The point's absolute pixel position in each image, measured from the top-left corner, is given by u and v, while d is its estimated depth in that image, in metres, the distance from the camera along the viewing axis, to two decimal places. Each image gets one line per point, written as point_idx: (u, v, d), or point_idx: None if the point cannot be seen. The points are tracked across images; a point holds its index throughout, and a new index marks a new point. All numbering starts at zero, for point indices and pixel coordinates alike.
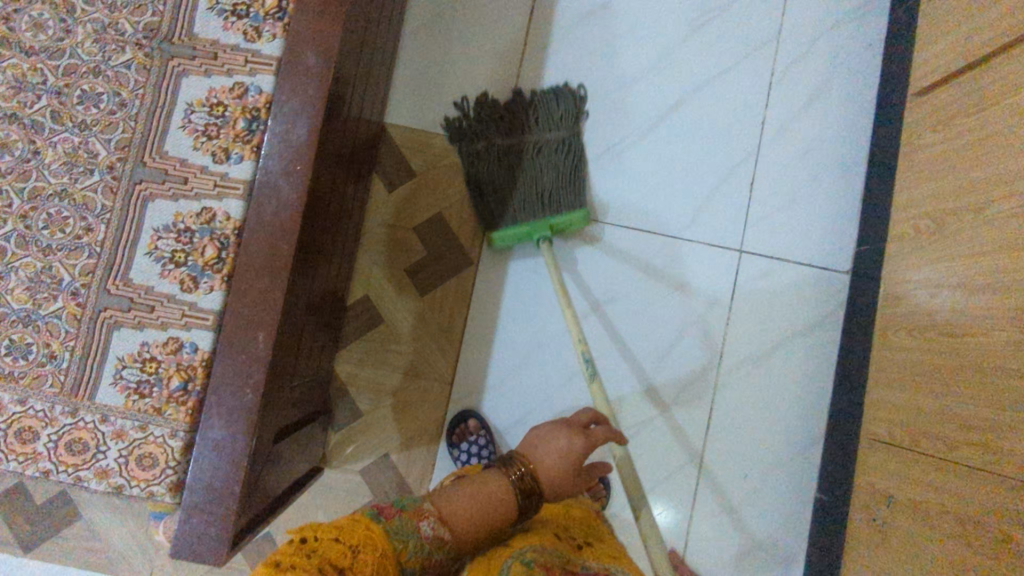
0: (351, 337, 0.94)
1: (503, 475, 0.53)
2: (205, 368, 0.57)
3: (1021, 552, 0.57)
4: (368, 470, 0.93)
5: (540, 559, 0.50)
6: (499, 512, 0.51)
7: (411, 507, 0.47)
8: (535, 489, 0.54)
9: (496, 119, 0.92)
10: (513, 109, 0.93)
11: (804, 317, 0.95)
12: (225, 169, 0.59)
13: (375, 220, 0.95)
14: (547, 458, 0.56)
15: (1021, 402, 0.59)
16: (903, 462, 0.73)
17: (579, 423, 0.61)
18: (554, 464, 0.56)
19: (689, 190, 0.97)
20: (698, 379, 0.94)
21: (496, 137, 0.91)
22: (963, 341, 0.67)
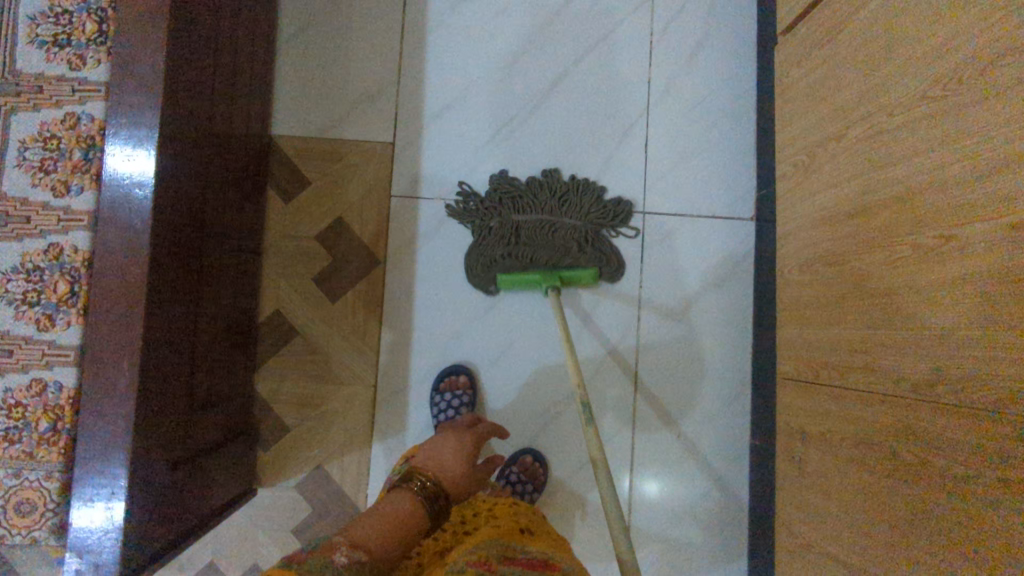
0: (267, 352, 0.93)
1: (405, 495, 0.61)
2: (73, 405, 0.56)
3: (916, 469, 0.56)
4: (302, 484, 0.92)
5: (470, 560, 0.53)
6: (410, 524, 0.58)
7: (320, 549, 0.51)
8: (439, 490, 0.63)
9: (522, 205, 0.92)
10: (540, 186, 0.93)
11: (716, 269, 0.95)
12: (66, 203, 0.58)
13: (274, 231, 0.95)
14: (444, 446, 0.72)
15: (901, 317, 0.58)
16: (813, 397, 0.73)
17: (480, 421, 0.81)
18: (449, 453, 0.69)
19: (589, 159, 0.96)
20: (622, 346, 0.94)
21: (510, 215, 0.92)
22: (842, 268, 0.68)
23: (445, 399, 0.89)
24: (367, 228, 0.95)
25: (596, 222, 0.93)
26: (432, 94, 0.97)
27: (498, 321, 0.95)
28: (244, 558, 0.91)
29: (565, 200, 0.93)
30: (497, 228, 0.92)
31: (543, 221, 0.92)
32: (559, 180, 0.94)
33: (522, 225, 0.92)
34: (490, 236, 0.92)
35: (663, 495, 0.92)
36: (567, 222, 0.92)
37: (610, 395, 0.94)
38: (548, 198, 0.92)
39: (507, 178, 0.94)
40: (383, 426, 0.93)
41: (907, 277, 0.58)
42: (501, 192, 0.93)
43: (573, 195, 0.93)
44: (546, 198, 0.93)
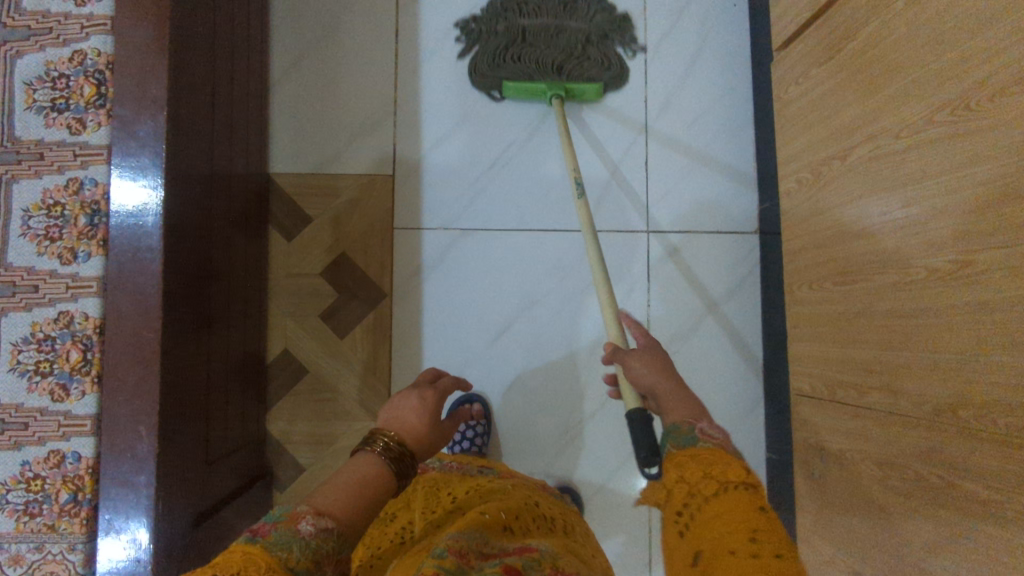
0: (277, 393, 0.93)
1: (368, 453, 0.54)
2: (92, 475, 0.56)
3: (944, 493, 0.56)
4: None
5: (449, 545, 0.50)
6: (380, 489, 0.52)
7: (285, 515, 0.46)
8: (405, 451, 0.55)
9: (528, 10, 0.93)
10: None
11: (723, 284, 0.95)
12: (74, 269, 0.57)
13: (278, 270, 0.94)
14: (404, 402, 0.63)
15: (918, 340, 0.58)
16: (831, 417, 0.72)
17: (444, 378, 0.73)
18: (414, 418, 0.60)
19: (590, 180, 0.96)
20: (633, 366, 0.94)
21: (516, 19, 0.93)
22: (855, 288, 0.67)
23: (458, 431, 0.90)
24: (371, 262, 0.94)
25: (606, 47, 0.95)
26: (429, 123, 0.97)
27: (508, 348, 0.95)
28: None
29: (574, 7, 0.94)
30: (504, 32, 0.93)
31: (551, 24, 0.93)
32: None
33: (535, 12, 0.93)
34: (497, 41, 0.94)
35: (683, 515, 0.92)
36: (574, 24, 0.93)
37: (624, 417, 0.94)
38: (557, 7, 0.93)
39: None
40: None
41: (922, 300, 0.57)
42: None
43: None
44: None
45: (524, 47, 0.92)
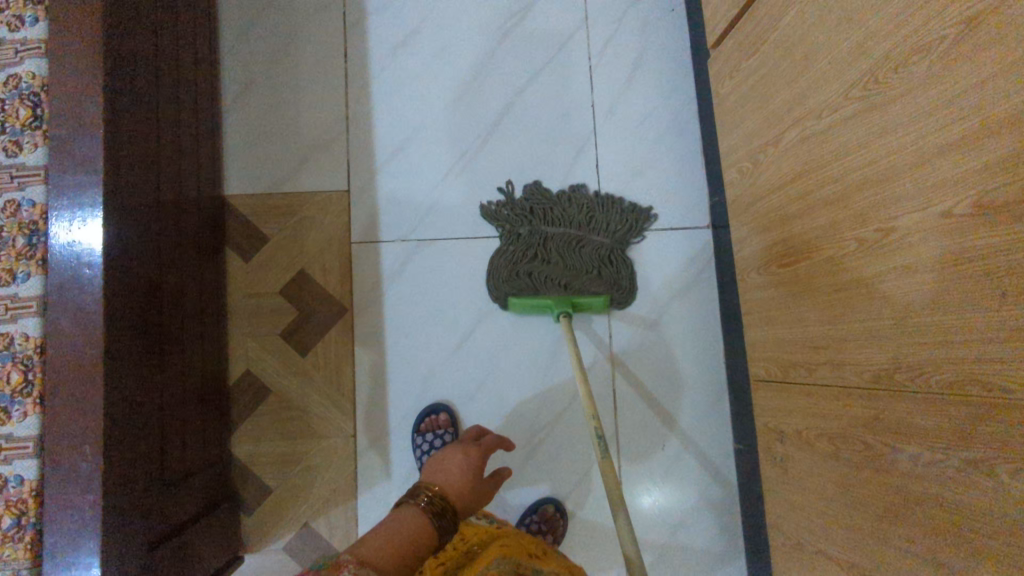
0: (241, 415, 0.92)
1: (412, 509, 0.60)
2: (36, 497, 0.55)
3: (889, 459, 0.56)
4: (289, 545, 0.90)
5: None
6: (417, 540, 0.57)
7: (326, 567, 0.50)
8: (445, 505, 0.61)
9: (555, 234, 0.94)
10: (565, 203, 0.96)
11: (680, 279, 0.97)
12: (13, 290, 0.57)
13: (237, 291, 0.94)
14: (446, 457, 0.70)
15: (855, 311, 0.59)
16: (787, 397, 0.73)
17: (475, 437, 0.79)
18: (456, 466, 0.68)
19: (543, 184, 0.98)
20: (596, 365, 0.95)
21: (542, 225, 0.94)
22: (797, 267, 0.69)
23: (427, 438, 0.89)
24: (330, 277, 0.94)
25: (619, 235, 0.95)
26: (383, 139, 0.98)
27: (472, 355, 0.94)
28: None
29: (591, 216, 0.95)
30: (523, 236, 0.94)
31: (568, 235, 0.94)
32: (590, 197, 0.96)
33: (549, 237, 0.94)
34: (514, 246, 0.94)
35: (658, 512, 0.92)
36: (596, 239, 0.95)
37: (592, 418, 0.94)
38: (576, 216, 0.95)
39: (541, 190, 0.96)
40: (367, 476, 0.91)
41: (855, 272, 0.59)
42: (534, 203, 0.95)
43: (601, 213, 0.96)
44: (575, 212, 0.95)
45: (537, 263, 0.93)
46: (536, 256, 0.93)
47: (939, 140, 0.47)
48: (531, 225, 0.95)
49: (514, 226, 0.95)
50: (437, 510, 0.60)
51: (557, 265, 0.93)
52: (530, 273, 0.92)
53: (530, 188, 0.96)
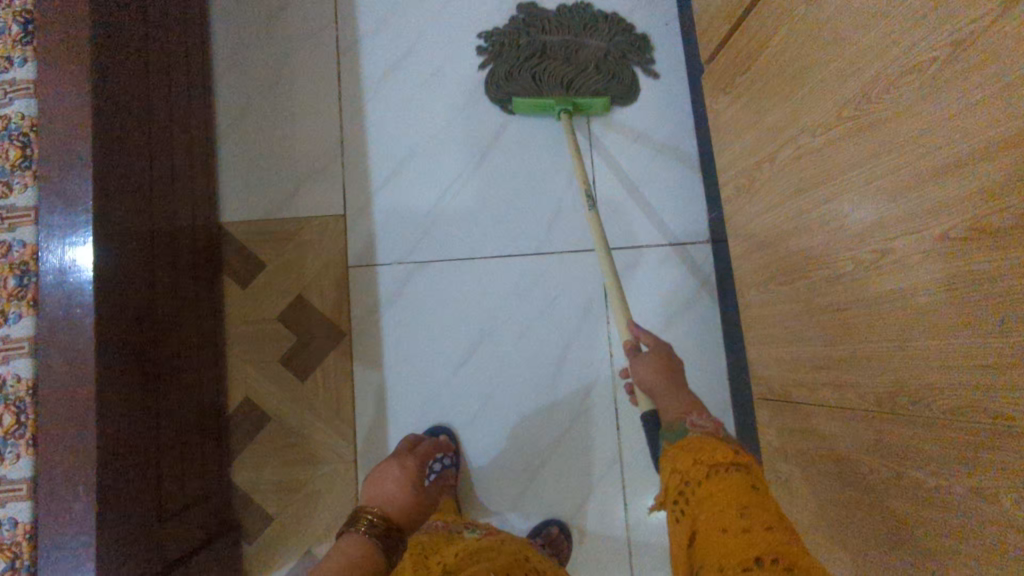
0: (241, 443, 0.91)
1: (354, 537, 0.63)
2: (30, 540, 0.55)
3: (895, 486, 0.55)
4: (292, 573, 0.89)
5: None
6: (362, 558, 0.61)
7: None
8: (388, 527, 0.64)
9: (566, 69, 0.93)
10: (578, 54, 0.95)
11: (680, 295, 0.96)
12: (5, 332, 0.57)
13: (235, 318, 0.94)
14: (383, 474, 0.73)
15: (855, 333, 0.58)
16: (790, 418, 0.72)
17: (418, 448, 0.81)
18: (392, 482, 0.71)
19: (540, 203, 0.97)
20: (598, 385, 0.94)
21: (543, 35, 0.95)
22: (797, 286, 0.68)
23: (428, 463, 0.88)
24: (328, 302, 0.94)
25: (617, 46, 0.97)
26: (378, 161, 0.98)
27: (472, 376, 0.94)
28: None
29: (589, 25, 0.97)
30: (524, 44, 0.95)
31: (568, 42, 0.95)
32: (589, 12, 0.98)
33: (548, 43, 0.95)
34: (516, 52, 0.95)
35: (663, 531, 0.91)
36: (591, 44, 0.96)
37: (595, 437, 0.93)
38: (571, 26, 0.96)
39: (544, 12, 0.98)
40: (368, 501, 0.90)
41: (854, 292, 0.58)
42: (531, 18, 0.97)
43: (595, 27, 0.97)
44: (573, 28, 0.96)
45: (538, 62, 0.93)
46: (535, 57, 0.94)
47: (935, 160, 0.46)
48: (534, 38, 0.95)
49: (511, 35, 0.97)
50: (381, 533, 0.63)
51: (560, 64, 0.93)
52: (534, 71, 0.93)
53: (526, 7, 0.99)
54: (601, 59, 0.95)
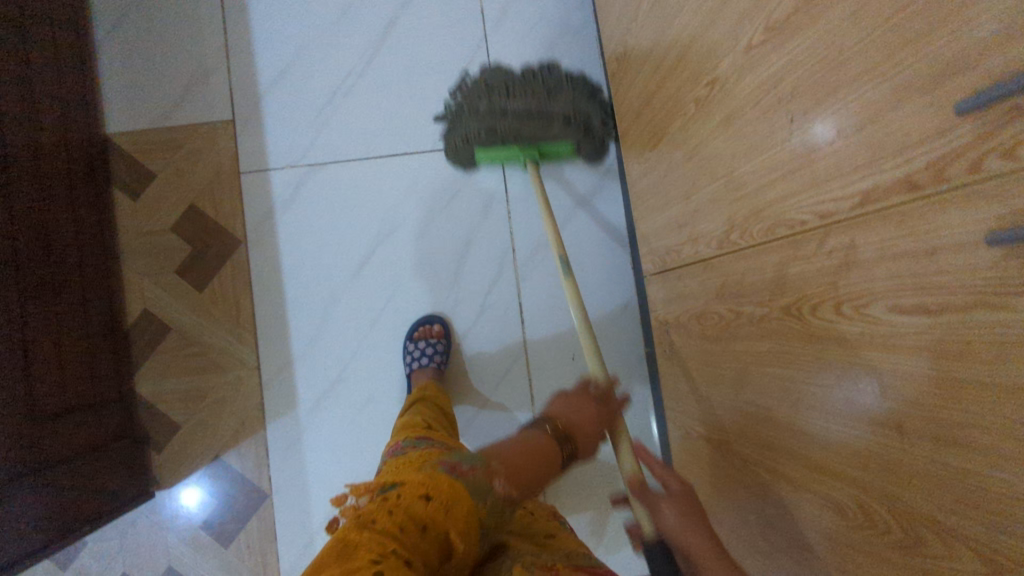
0: (141, 353, 0.91)
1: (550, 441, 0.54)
2: None
3: (734, 326, 0.54)
4: (200, 479, 0.90)
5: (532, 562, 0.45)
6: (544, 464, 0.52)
7: (479, 464, 0.47)
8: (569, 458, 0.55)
9: (517, 112, 0.80)
10: (525, 78, 0.80)
11: (583, 186, 0.94)
12: None
13: (127, 230, 0.92)
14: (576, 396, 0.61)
15: (701, 179, 0.57)
16: (668, 288, 0.71)
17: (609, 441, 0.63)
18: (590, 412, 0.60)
19: (436, 97, 0.94)
20: (502, 280, 0.93)
21: (498, 97, 0.80)
22: (662, 146, 0.66)
23: (418, 346, 0.87)
24: (222, 209, 0.92)
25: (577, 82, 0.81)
26: (264, 65, 0.94)
27: (373, 277, 0.92)
28: (157, 562, 0.89)
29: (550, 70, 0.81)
30: (475, 107, 0.80)
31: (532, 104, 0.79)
32: (552, 71, 0.81)
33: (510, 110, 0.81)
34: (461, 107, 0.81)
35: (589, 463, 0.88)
36: (557, 107, 0.81)
37: (498, 333, 0.92)
38: (538, 87, 0.80)
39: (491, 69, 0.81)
40: (273, 405, 0.90)
41: (698, 135, 0.56)
42: (491, 78, 0.80)
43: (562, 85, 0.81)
44: (539, 87, 0.80)
45: (483, 115, 0.80)
46: (489, 126, 0.81)
47: None
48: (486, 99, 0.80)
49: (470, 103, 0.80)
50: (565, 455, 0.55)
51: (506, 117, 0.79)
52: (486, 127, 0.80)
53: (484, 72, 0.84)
54: (581, 125, 0.82)
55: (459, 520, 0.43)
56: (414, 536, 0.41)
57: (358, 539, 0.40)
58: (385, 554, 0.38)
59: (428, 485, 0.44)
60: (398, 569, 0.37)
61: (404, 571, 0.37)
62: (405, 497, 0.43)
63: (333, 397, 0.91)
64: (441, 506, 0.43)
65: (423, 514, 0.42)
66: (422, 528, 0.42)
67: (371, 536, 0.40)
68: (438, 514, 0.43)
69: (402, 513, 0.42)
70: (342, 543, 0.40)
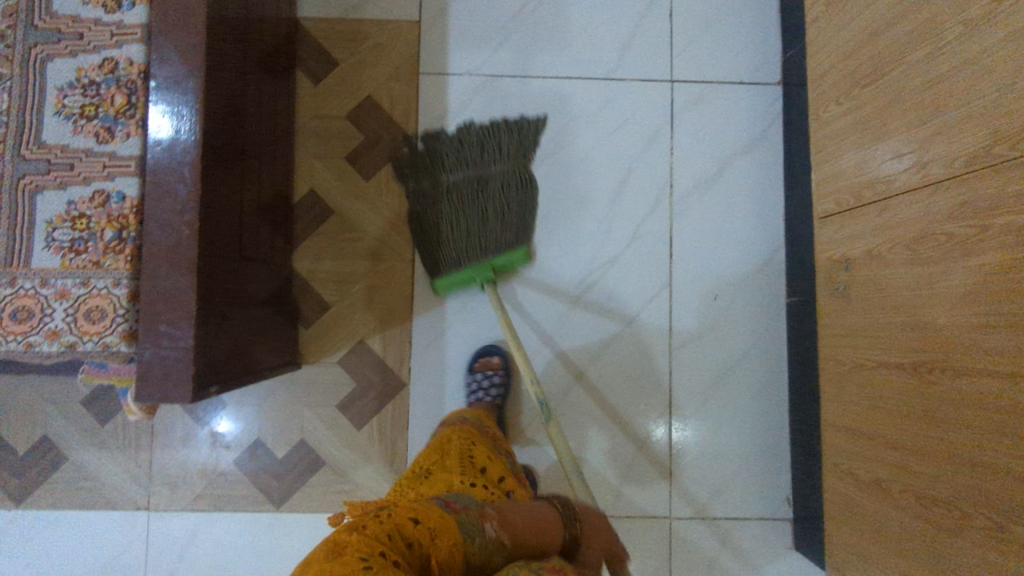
0: (303, 232, 0.93)
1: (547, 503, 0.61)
2: (137, 214, 0.57)
3: (973, 243, 0.57)
4: (344, 360, 0.92)
5: None
6: (544, 538, 0.56)
7: (473, 508, 0.55)
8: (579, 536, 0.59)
9: (454, 176, 0.90)
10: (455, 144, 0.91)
11: (746, 134, 0.96)
12: (119, 18, 0.58)
13: (305, 112, 0.94)
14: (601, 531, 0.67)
15: (953, 102, 0.59)
16: (857, 223, 0.74)
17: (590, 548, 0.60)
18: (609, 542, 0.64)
19: (614, 28, 0.96)
20: (656, 213, 0.95)
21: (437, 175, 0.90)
22: (886, 81, 0.69)
23: (478, 380, 0.90)
24: (398, 104, 0.94)
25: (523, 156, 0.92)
26: None
27: None
28: (289, 434, 0.91)
29: (485, 147, 0.91)
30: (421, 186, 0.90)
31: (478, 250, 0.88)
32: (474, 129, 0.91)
33: (452, 183, 0.90)
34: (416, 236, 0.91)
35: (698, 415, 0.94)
36: (494, 170, 0.90)
37: (645, 265, 0.95)
38: (473, 154, 0.90)
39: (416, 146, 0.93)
40: (423, 299, 0.93)
41: (958, 58, 0.58)
42: (426, 155, 0.92)
43: (490, 139, 0.91)
44: (470, 151, 0.90)
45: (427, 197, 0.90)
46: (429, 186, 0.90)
47: None
48: (429, 183, 0.90)
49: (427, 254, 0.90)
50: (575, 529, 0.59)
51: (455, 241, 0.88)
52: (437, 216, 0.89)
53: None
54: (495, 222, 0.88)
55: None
56: (398, 546, 0.47)
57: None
58: (371, 553, 0.45)
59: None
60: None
61: (389, 569, 0.44)
62: (398, 515, 0.50)
63: (479, 301, 0.94)
64: (430, 531, 0.50)
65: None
66: (410, 545, 0.49)
67: (361, 538, 0.47)
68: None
69: (394, 532, 0.48)
70: (332, 544, 0.47)
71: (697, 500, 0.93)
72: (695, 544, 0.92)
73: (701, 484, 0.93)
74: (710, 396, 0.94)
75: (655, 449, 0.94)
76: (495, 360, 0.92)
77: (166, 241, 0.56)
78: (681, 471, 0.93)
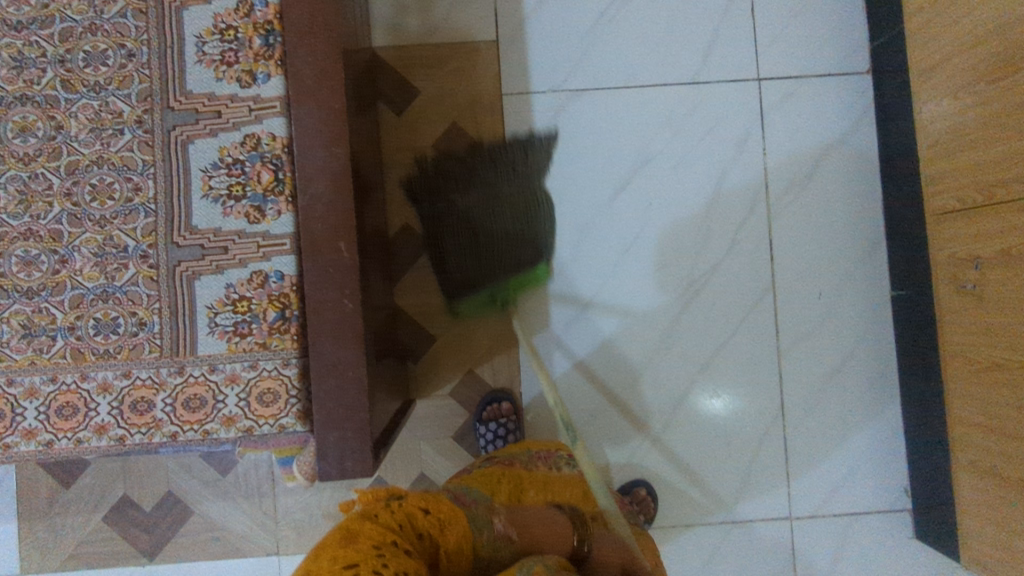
0: (401, 266, 0.93)
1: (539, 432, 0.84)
2: (297, 291, 0.56)
3: None
4: (456, 391, 0.92)
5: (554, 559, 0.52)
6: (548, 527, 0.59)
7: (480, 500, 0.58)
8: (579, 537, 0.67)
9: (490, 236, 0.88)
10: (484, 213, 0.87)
11: (838, 127, 0.94)
12: (256, 92, 0.57)
13: (391, 145, 0.93)
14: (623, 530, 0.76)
15: None
16: (987, 220, 0.72)
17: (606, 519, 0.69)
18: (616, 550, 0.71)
19: (694, 29, 0.94)
20: (753, 215, 0.94)
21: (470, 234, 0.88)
22: (1017, 77, 0.67)
23: (490, 427, 0.88)
24: (486, 129, 0.93)
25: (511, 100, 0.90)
26: None
27: (629, 205, 0.94)
28: (409, 469, 0.92)
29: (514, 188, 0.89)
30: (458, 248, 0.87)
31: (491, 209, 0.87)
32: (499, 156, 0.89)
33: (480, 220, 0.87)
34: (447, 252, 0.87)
35: (811, 414, 0.94)
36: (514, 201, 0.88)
37: (746, 268, 0.94)
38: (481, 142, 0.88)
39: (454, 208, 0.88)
40: (528, 324, 0.93)
41: None
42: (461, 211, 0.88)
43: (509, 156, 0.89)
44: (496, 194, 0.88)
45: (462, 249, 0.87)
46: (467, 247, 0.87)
47: None
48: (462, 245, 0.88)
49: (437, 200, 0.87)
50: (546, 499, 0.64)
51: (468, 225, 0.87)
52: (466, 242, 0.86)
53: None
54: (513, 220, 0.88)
55: (452, 542, 0.50)
56: (409, 537, 0.48)
57: (362, 528, 0.46)
58: (382, 542, 0.45)
59: (429, 500, 0.52)
60: (397, 555, 0.44)
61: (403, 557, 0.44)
62: (409, 504, 0.50)
63: (583, 322, 0.93)
64: (438, 520, 0.51)
65: (423, 525, 0.50)
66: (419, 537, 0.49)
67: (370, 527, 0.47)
68: (434, 528, 0.50)
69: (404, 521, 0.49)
70: (345, 531, 0.46)
71: (818, 498, 0.93)
72: (818, 542, 0.93)
73: (820, 481, 0.94)
74: (821, 394, 0.94)
75: (771, 452, 0.94)
76: (504, 407, 0.90)
77: (332, 317, 0.55)
78: (798, 470, 0.93)
